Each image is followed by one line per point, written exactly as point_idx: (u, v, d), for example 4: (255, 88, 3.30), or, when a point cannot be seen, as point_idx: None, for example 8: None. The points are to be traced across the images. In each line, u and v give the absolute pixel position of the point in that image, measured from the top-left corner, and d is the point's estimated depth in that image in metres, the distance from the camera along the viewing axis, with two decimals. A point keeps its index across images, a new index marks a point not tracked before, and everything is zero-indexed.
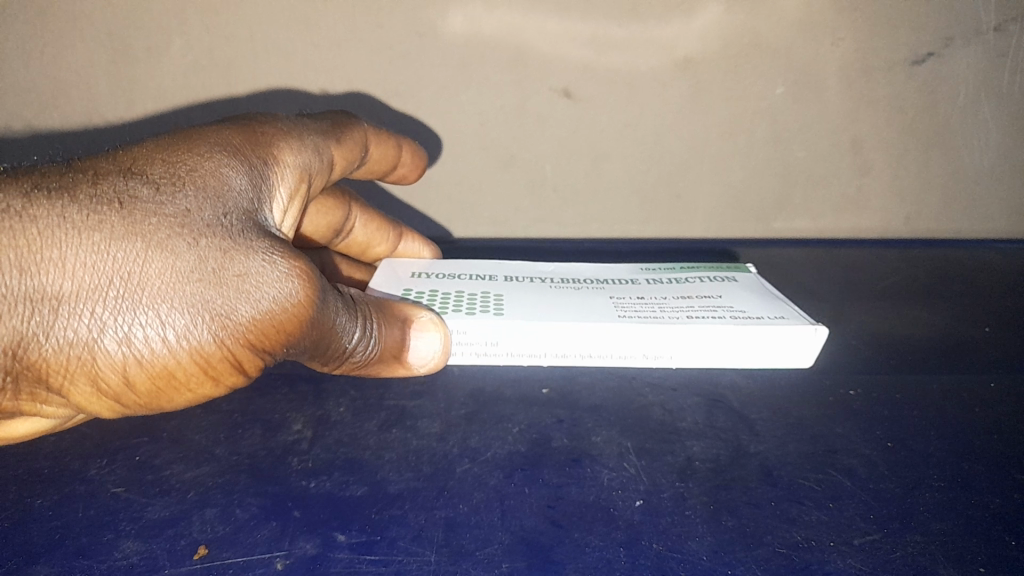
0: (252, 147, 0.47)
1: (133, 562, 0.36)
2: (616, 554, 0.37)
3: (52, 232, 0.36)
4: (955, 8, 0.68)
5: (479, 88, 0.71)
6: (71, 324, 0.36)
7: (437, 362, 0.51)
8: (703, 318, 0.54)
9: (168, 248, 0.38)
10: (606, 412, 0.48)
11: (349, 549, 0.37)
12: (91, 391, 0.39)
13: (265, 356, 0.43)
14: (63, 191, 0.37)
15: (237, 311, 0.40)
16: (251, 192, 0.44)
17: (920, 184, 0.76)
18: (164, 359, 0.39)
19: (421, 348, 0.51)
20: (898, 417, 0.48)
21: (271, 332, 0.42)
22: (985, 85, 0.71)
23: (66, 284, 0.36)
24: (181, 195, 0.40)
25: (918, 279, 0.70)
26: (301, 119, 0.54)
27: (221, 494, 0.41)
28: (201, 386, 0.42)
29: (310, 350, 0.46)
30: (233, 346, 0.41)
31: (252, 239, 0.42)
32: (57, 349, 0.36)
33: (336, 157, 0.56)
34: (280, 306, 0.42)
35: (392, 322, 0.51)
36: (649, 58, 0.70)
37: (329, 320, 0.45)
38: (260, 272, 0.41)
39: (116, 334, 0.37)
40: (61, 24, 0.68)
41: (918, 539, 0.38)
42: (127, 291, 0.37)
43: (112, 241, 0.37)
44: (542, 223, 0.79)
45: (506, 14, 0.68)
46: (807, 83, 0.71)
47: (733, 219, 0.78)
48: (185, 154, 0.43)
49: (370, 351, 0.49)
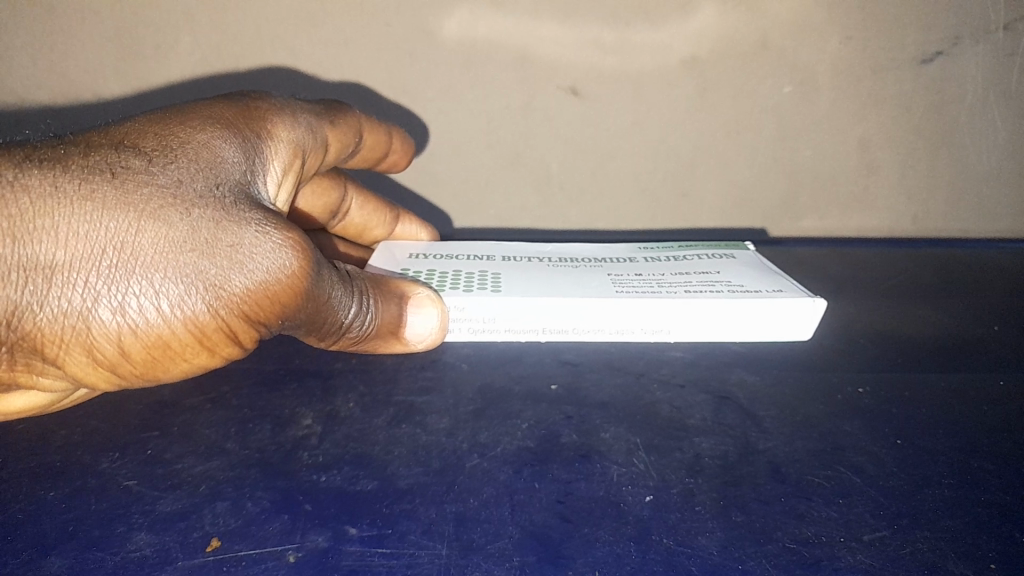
0: (245, 122, 0.47)
1: (146, 554, 0.37)
2: (626, 549, 0.37)
3: (45, 202, 0.36)
4: (963, 7, 0.68)
5: (486, 86, 0.71)
6: (65, 293, 0.36)
7: (434, 338, 0.53)
8: (700, 293, 0.57)
9: (160, 219, 0.38)
10: (614, 408, 0.48)
11: (360, 542, 0.37)
12: (88, 362, 0.39)
13: (261, 328, 0.43)
14: (55, 163, 0.38)
15: (231, 281, 0.40)
16: (244, 164, 0.44)
17: (926, 183, 0.76)
18: (158, 328, 0.39)
19: (418, 325, 0.52)
20: (905, 415, 0.48)
21: (265, 304, 0.42)
22: (993, 85, 0.71)
23: (60, 253, 0.36)
24: (174, 166, 0.40)
25: (925, 278, 0.70)
26: (295, 100, 0.54)
27: (232, 488, 0.41)
28: (198, 358, 0.42)
29: (307, 323, 0.46)
30: (229, 317, 0.41)
31: (245, 210, 0.41)
32: (52, 318, 0.37)
33: (328, 138, 0.56)
34: (275, 277, 0.41)
35: (389, 298, 0.52)
36: (657, 57, 0.70)
37: (324, 293, 0.45)
38: (253, 243, 0.40)
39: (110, 303, 0.37)
40: (69, 21, 0.68)
41: (928, 536, 0.38)
42: (120, 260, 0.37)
43: (105, 211, 0.37)
44: (548, 222, 0.79)
45: (512, 13, 0.68)
46: (814, 82, 0.71)
47: (738, 218, 0.78)
48: (178, 128, 0.43)
49: (369, 326, 0.50)
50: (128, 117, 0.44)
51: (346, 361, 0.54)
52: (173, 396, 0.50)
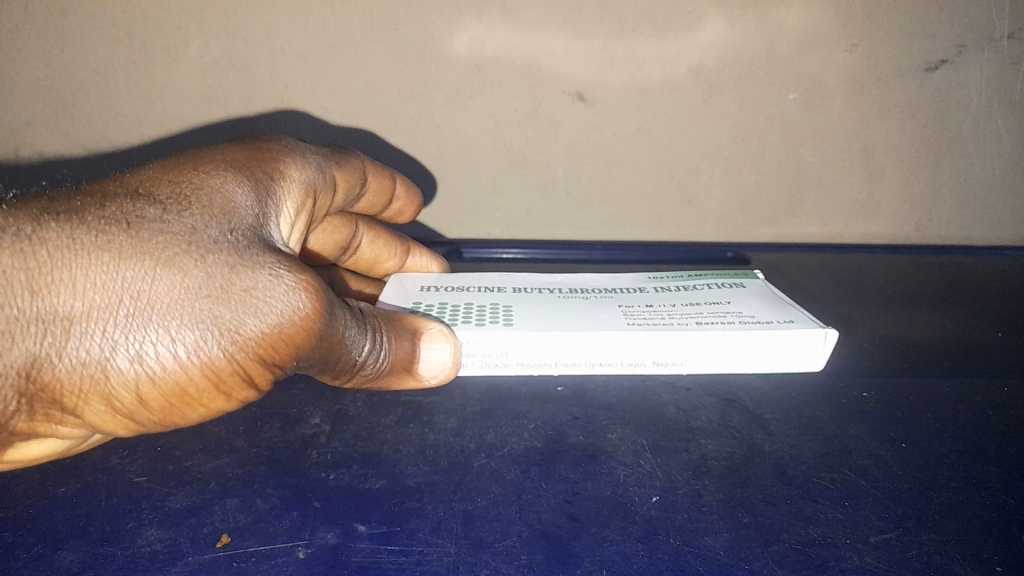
0: (258, 164, 0.48)
1: (157, 549, 0.37)
2: (633, 549, 0.37)
3: (62, 254, 0.37)
4: (968, 16, 0.69)
5: (495, 90, 0.72)
6: (84, 343, 0.37)
7: (448, 373, 0.50)
8: (713, 325, 0.53)
9: (175, 266, 0.38)
10: (620, 409, 0.49)
11: (370, 539, 0.38)
12: (105, 410, 0.39)
13: (275, 370, 0.43)
14: (73, 215, 0.38)
15: (246, 325, 0.40)
16: (257, 207, 0.45)
17: (931, 191, 0.76)
18: (175, 374, 0.39)
19: (431, 358, 0.50)
20: (911, 420, 0.48)
21: (280, 346, 0.41)
22: (998, 93, 0.72)
23: (77, 305, 0.36)
24: (188, 214, 0.41)
25: (930, 284, 0.70)
26: (307, 144, 0.56)
27: (242, 485, 0.41)
28: (214, 402, 0.42)
29: (321, 364, 0.45)
30: (245, 362, 0.41)
31: (258, 255, 0.42)
32: (71, 368, 0.37)
33: (338, 178, 0.58)
34: (288, 319, 0.41)
35: (401, 335, 0.50)
36: (663, 65, 0.70)
37: (338, 332, 0.44)
38: (267, 286, 0.40)
39: (127, 353, 0.38)
40: (83, 23, 0.69)
41: (935, 538, 0.38)
42: (136, 310, 0.37)
43: (121, 261, 0.37)
44: (554, 226, 0.79)
45: (520, 20, 0.69)
46: (820, 89, 0.71)
47: (743, 224, 0.78)
48: (191, 174, 0.44)
49: (382, 362, 0.47)
50: (145, 168, 0.45)
51: None
52: None
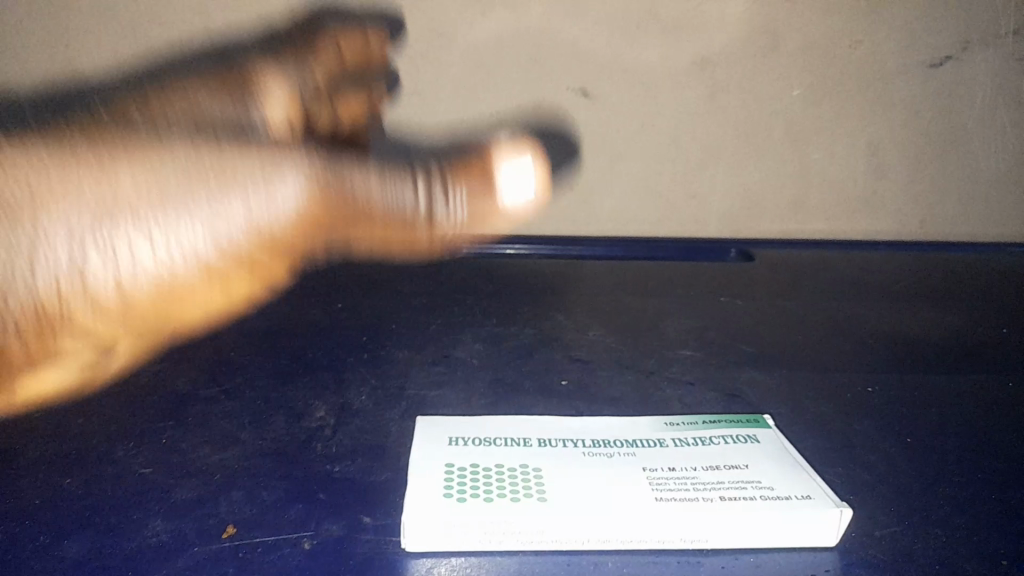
0: (235, 75, 0.36)
1: (163, 540, 0.37)
2: None
3: (18, 151, 0.27)
4: (973, 12, 0.69)
5: (501, 86, 0.73)
6: (50, 249, 0.27)
7: (542, 199, 0.32)
8: None
9: (156, 149, 0.28)
10: (624, 405, 0.49)
11: (375, 531, 0.38)
12: (93, 343, 0.29)
13: (299, 252, 0.31)
14: (45, 130, 0.29)
15: (254, 198, 0.29)
16: (258, 118, 0.34)
17: (936, 188, 0.76)
18: (169, 278, 0.29)
19: (517, 178, 0.31)
20: (915, 415, 0.48)
21: (296, 214, 0.29)
22: (1003, 89, 0.72)
23: (46, 186, 0.27)
24: (176, 121, 0.30)
25: (934, 280, 0.70)
26: (322, 25, 0.55)
27: (247, 477, 0.41)
28: (221, 302, 0.30)
29: (347, 225, 0.30)
30: (260, 237, 0.29)
31: (257, 137, 0.30)
32: (41, 283, 0.27)
33: (360, 39, 0.51)
34: (308, 186, 0.29)
35: (470, 174, 0.31)
36: (668, 60, 0.71)
37: (365, 175, 0.30)
38: (273, 153, 0.29)
39: (109, 254, 0.28)
40: None
41: (940, 532, 0.38)
42: (110, 202, 0.28)
43: (95, 153, 0.28)
44: (558, 225, 0.78)
45: (526, 16, 0.70)
46: (825, 85, 0.72)
47: (747, 221, 0.78)
48: (172, 88, 0.33)
49: (457, 217, 0.31)
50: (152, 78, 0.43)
51: (357, 356, 0.55)
52: (188, 388, 0.50)
